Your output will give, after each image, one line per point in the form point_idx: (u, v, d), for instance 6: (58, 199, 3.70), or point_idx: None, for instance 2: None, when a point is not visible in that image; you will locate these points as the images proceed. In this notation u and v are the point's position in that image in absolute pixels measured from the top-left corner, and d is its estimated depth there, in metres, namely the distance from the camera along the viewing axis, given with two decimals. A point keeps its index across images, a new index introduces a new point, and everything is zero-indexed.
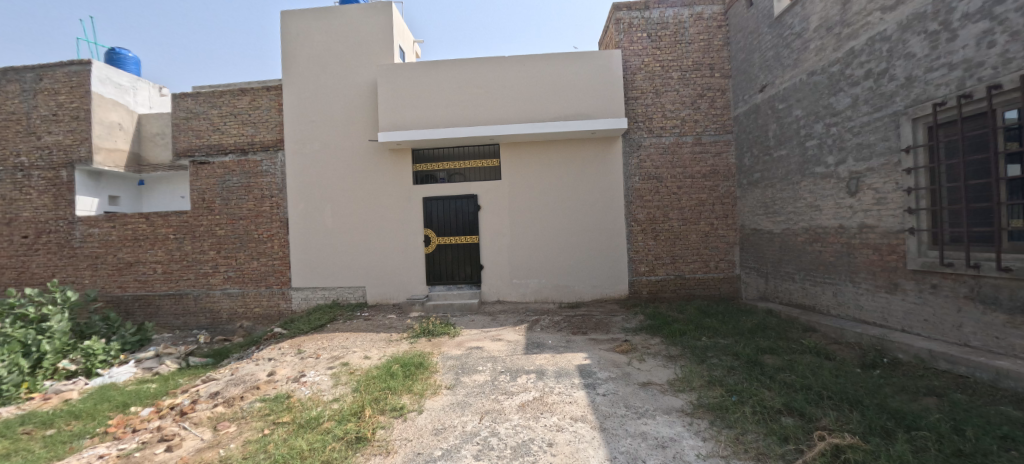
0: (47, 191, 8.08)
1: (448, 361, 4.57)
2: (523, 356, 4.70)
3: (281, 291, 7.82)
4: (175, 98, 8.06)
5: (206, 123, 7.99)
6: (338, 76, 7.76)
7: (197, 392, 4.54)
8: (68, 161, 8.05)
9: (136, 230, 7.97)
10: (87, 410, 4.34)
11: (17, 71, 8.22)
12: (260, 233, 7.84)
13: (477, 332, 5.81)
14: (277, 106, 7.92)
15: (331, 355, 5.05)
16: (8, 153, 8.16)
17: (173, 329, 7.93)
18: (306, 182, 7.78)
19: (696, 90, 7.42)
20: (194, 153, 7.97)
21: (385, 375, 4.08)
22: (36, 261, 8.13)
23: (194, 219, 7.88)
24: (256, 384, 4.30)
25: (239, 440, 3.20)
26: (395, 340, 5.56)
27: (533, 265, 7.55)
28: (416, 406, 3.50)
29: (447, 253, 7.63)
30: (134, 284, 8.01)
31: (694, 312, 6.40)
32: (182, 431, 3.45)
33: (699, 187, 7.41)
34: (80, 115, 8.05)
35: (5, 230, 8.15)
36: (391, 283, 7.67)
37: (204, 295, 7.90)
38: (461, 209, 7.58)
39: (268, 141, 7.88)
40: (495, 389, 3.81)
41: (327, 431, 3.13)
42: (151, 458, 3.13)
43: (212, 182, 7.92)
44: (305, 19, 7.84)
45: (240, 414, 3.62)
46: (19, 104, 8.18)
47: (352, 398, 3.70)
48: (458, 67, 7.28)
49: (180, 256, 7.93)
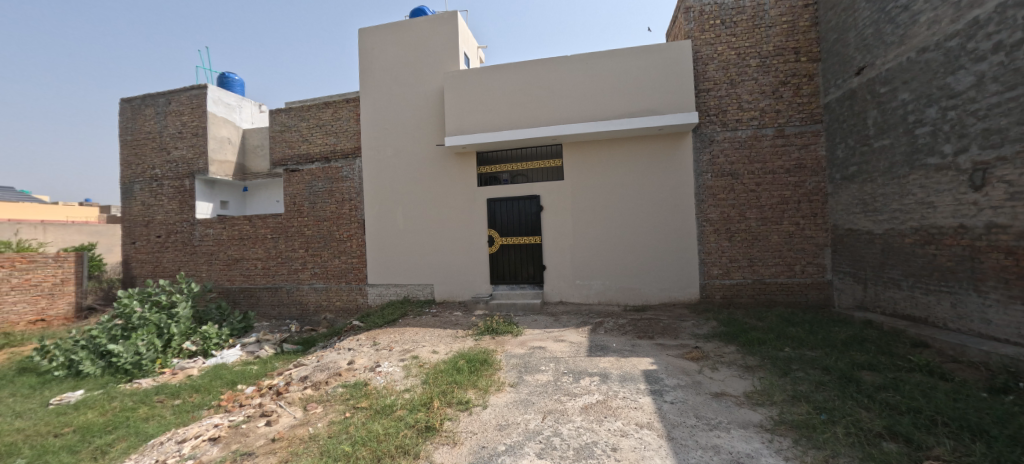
0: (174, 197, 9.52)
1: (511, 360, 4.66)
2: (586, 358, 4.64)
3: (358, 287, 8.47)
4: (272, 113, 9.07)
5: (297, 135, 8.90)
6: (409, 85, 8.23)
7: (290, 375, 5.07)
8: (190, 172, 9.41)
9: (241, 231, 9.09)
10: (205, 385, 5.06)
11: (152, 97, 9.78)
12: (341, 233, 8.56)
13: (540, 332, 5.85)
14: (355, 117, 8.60)
15: (403, 348, 5.38)
16: (147, 166, 9.73)
17: (270, 318, 8.91)
18: (381, 185, 8.35)
19: (777, 77, 6.82)
20: (287, 162, 8.92)
21: (452, 370, 4.26)
22: (166, 257, 9.59)
23: (287, 221, 8.81)
24: (338, 371, 4.71)
25: (325, 420, 3.53)
26: (461, 336, 5.79)
27: (598, 266, 7.42)
28: (481, 401, 3.62)
29: (511, 254, 7.75)
30: (240, 278, 9.14)
31: (776, 320, 5.88)
32: (279, 409, 3.89)
33: (781, 183, 6.79)
34: (199, 132, 9.40)
35: (145, 230, 9.73)
36: (457, 282, 7.96)
37: (295, 289, 8.80)
38: (524, 210, 7.67)
39: (348, 149, 8.60)
40: (557, 390, 3.81)
41: (400, 418, 3.34)
42: (255, 430, 3.56)
43: (301, 187, 8.79)
44: (379, 34, 8.42)
45: (326, 397, 4.00)
46: (154, 125, 9.73)
47: (421, 390, 3.91)
48: (521, 70, 7.38)
49: (276, 254, 8.90)
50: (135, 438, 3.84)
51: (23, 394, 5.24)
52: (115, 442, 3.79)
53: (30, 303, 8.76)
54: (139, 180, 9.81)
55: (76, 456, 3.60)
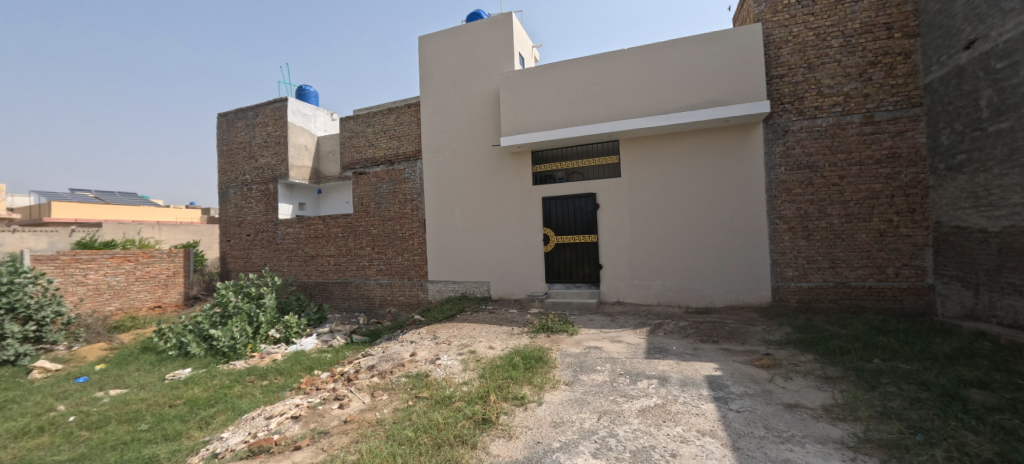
0: (261, 200, 10.60)
1: (567, 358, 4.66)
2: (644, 360, 4.51)
3: (420, 283, 8.89)
4: (342, 121, 9.79)
5: (364, 140, 9.52)
6: (466, 88, 8.48)
7: (359, 364, 5.46)
8: (274, 177, 10.43)
9: (317, 230, 9.91)
10: (287, 369, 5.60)
11: (243, 111, 10.96)
12: (404, 232, 9.03)
13: (596, 331, 5.78)
14: (416, 121, 9.02)
15: (461, 343, 5.58)
16: (239, 173, 10.92)
17: (341, 310, 9.62)
18: (440, 186, 8.69)
19: (865, 57, 6.14)
20: (356, 165, 9.56)
21: (508, 366, 4.35)
22: (254, 253, 10.71)
23: (356, 220, 9.46)
24: (402, 362, 4.99)
25: (390, 407, 3.77)
26: (517, 333, 5.88)
27: (657, 266, 7.17)
28: (536, 397, 3.66)
29: (566, 253, 7.72)
30: (316, 273, 9.96)
31: (863, 328, 5.31)
32: (350, 394, 4.23)
33: (870, 176, 6.12)
34: (281, 141, 10.39)
35: (237, 229, 10.94)
36: (513, 280, 8.08)
37: (363, 284, 9.42)
38: (580, 208, 7.60)
39: (410, 152, 9.05)
40: (613, 391, 3.75)
41: (458, 409, 3.49)
42: (329, 411, 3.89)
43: (368, 189, 9.38)
44: (438, 40, 8.77)
45: (390, 386, 4.26)
46: (245, 136, 10.90)
47: (478, 383, 4.04)
48: (577, 66, 7.31)
49: (346, 251, 9.60)
50: (231, 412, 4.37)
51: (146, 369, 6.14)
52: (215, 415, 4.34)
53: (150, 291, 10.20)
54: (232, 185, 11.03)
55: (186, 424, 4.16)
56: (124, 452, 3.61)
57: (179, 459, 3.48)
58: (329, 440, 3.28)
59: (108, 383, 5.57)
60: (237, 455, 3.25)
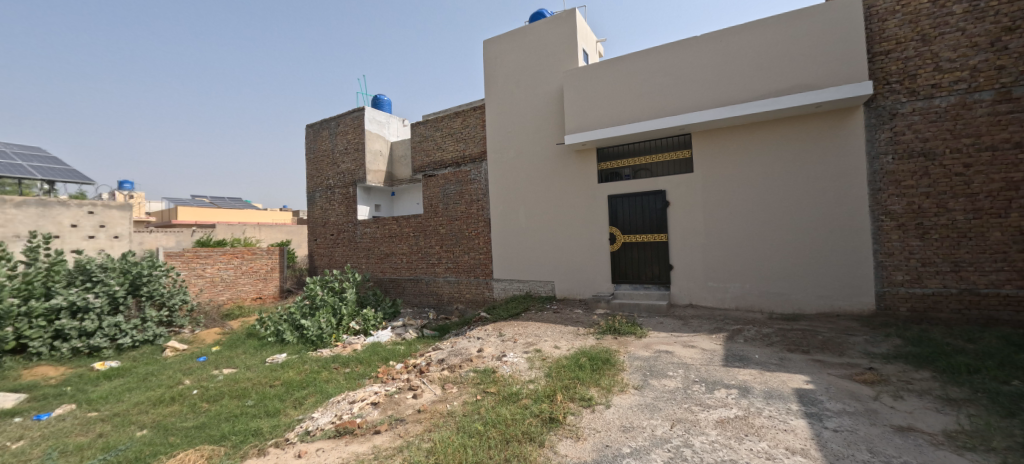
0: (343, 202, 11.54)
1: (635, 361, 4.50)
2: (721, 368, 4.22)
3: (485, 281, 9.11)
4: (413, 126, 10.32)
5: (433, 143, 9.95)
6: (530, 88, 8.52)
7: (430, 357, 5.72)
8: (353, 181, 11.29)
9: (391, 229, 10.57)
10: (366, 359, 6.05)
11: (326, 122, 12.00)
12: (470, 231, 9.31)
13: (667, 335, 5.51)
14: (481, 123, 9.25)
15: (526, 341, 5.61)
16: (324, 178, 11.98)
17: (413, 305, 10.16)
18: (504, 186, 8.83)
19: (999, 23, 5.19)
20: (425, 168, 10.02)
21: (574, 366, 4.31)
22: (337, 251, 11.69)
23: (426, 221, 9.93)
24: (470, 357, 5.14)
25: (460, 400, 3.91)
26: (583, 333, 5.79)
27: (735, 268, 6.66)
28: (604, 399, 3.58)
29: (633, 253, 7.44)
30: (390, 270, 10.61)
31: (997, 343, 4.50)
32: (422, 385, 4.45)
33: (1007, 163, 5.16)
34: (359, 148, 11.21)
35: (323, 229, 12.01)
36: (578, 280, 7.97)
37: (432, 281, 9.87)
38: (649, 205, 7.29)
39: (475, 153, 9.30)
40: (687, 398, 3.55)
41: (525, 406, 3.52)
42: (404, 400, 4.12)
43: (437, 191, 9.78)
44: (502, 43, 8.93)
45: (460, 380, 4.42)
46: (328, 144, 11.92)
47: (545, 382, 4.04)
48: (645, 59, 7.04)
49: (417, 249, 10.11)
50: (320, 395, 4.81)
51: (251, 352, 6.97)
52: (307, 397, 4.80)
53: (253, 284, 11.54)
54: (319, 189, 12.14)
55: (283, 403, 4.65)
56: (235, 423, 4.13)
57: (279, 433, 3.90)
58: (404, 427, 3.48)
59: (222, 363, 6.41)
60: (326, 433, 3.56)
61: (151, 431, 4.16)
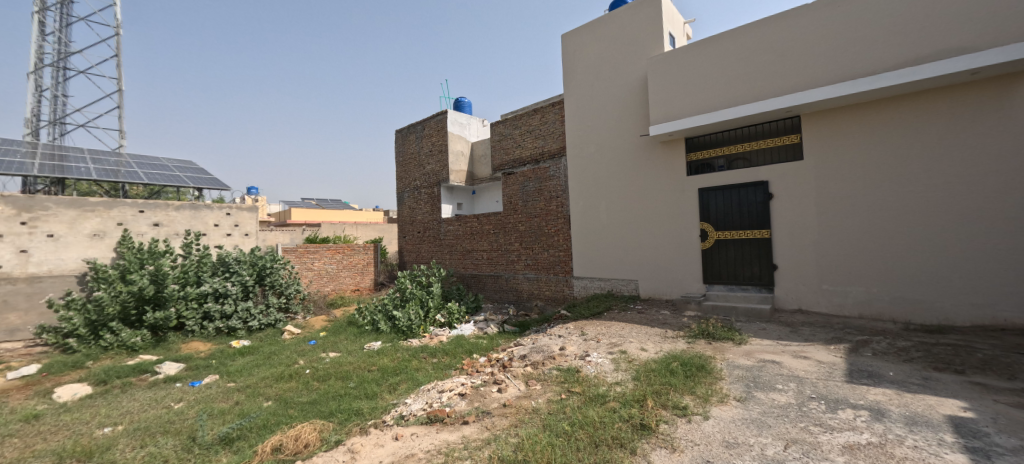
0: (428, 202, 12.21)
1: (735, 370, 4.09)
2: (844, 384, 3.66)
3: (565, 279, 9.01)
4: (493, 126, 10.55)
5: (512, 141, 10.07)
6: (611, 78, 8.22)
7: (512, 352, 5.78)
8: (438, 181, 11.88)
9: (472, 227, 10.92)
10: (451, 351, 6.32)
11: (413, 126, 12.78)
12: (549, 228, 9.26)
13: (771, 343, 4.95)
14: (560, 118, 9.14)
15: (610, 342, 5.42)
16: (412, 179, 12.78)
17: (494, 301, 10.42)
18: (585, 181, 8.62)
19: None
20: (505, 166, 10.18)
21: (664, 371, 4.05)
22: (424, 247, 12.43)
23: (505, 218, 10.09)
24: (552, 355, 5.10)
25: (544, 397, 3.88)
26: (672, 336, 5.42)
27: (857, 269, 5.76)
28: (701, 410, 3.30)
29: (728, 250, 6.80)
30: (472, 266, 10.99)
31: None
32: (507, 379, 4.50)
33: None
34: (443, 149, 11.76)
35: (411, 227, 12.83)
36: (665, 279, 7.51)
37: (512, 277, 10.01)
38: (747, 198, 6.60)
39: (554, 149, 9.23)
40: (802, 417, 3.13)
41: (613, 409, 3.38)
42: (490, 394, 4.21)
43: (516, 188, 9.87)
44: (581, 35, 8.75)
45: (543, 377, 4.40)
46: (415, 147, 12.68)
47: (633, 386, 3.83)
48: (742, 36, 6.40)
49: (497, 246, 10.32)
50: (411, 382, 5.13)
51: (351, 339, 7.68)
52: (400, 383, 5.15)
53: (352, 277, 12.72)
54: (407, 190, 12.99)
55: (380, 387, 5.03)
56: (340, 402, 4.57)
57: (377, 415, 4.23)
58: (491, 420, 3.54)
59: (329, 347, 7.14)
60: (419, 419, 3.76)
61: (274, 403, 4.76)
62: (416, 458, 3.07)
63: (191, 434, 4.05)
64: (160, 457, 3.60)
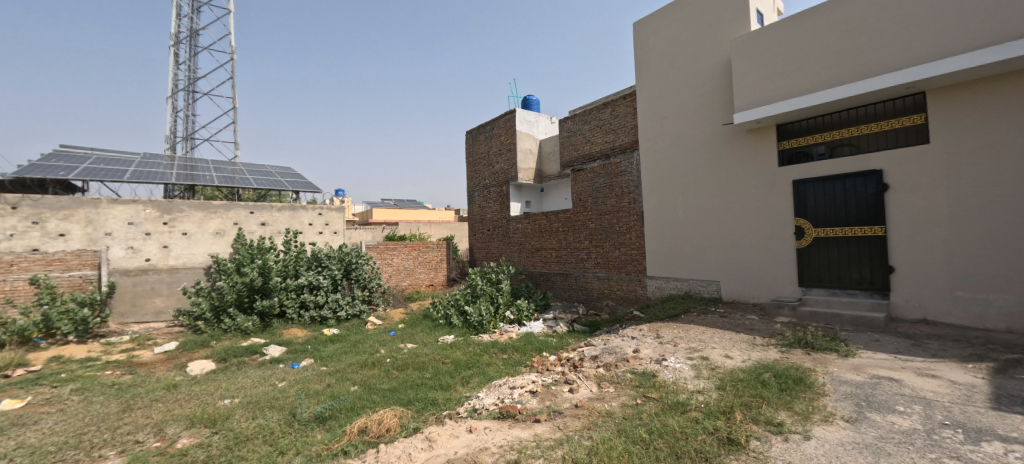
0: (498, 200, 12.42)
1: (841, 386, 3.61)
2: (989, 411, 3.05)
3: (638, 278, 8.65)
4: (561, 122, 10.41)
5: (581, 137, 9.88)
6: (689, 64, 7.70)
7: (582, 352, 5.67)
8: (506, 180, 12.04)
9: (541, 225, 10.91)
10: (521, 347, 6.36)
11: (482, 126, 13.08)
12: (621, 226, 8.94)
13: (886, 357, 4.29)
14: (632, 111, 8.77)
15: (689, 346, 5.09)
16: (482, 179, 13.10)
17: (563, 299, 10.32)
18: (660, 175, 8.17)
19: None
20: (574, 163, 10.02)
21: (754, 382, 3.69)
22: (493, 245, 12.70)
23: (574, 215, 9.93)
24: (626, 357, 4.90)
25: (618, 401, 3.74)
26: (762, 344, 4.93)
27: (1004, 274, 4.79)
28: (800, 428, 2.95)
29: (830, 249, 6.05)
30: (540, 263, 10.99)
31: None
32: (578, 380, 4.42)
33: None
34: (511, 148, 11.88)
35: (482, 225, 13.16)
36: (751, 281, 6.88)
37: (581, 275, 9.84)
38: (855, 190, 5.80)
39: (626, 144, 8.87)
40: (931, 446, 2.67)
41: (695, 420, 3.16)
42: (561, 393, 4.16)
43: (585, 185, 9.66)
44: (655, 21, 8.30)
45: (617, 379, 4.25)
46: (484, 147, 12.97)
47: (718, 396, 3.54)
48: (848, 5, 5.62)
49: (566, 244, 10.20)
50: (482, 377, 5.26)
51: (427, 331, 8.07)
52: (472, 376, 5.30)
53: (426, 273, 13.35)
54: (477, 189, 13.34)
55: (454, 379, 5.22)
56: (417, 391, 4.81)
57: (451, 406, 4.38)
58: (563, 420, 3.49)
59: (406, 338, 7.57)
60: (492, 414, 3.82)
61: (360, 388, 5.15)
62: (489, 452, 3.12)
63: (292, 410, 4.52)
64: (268, 429, 4.06)
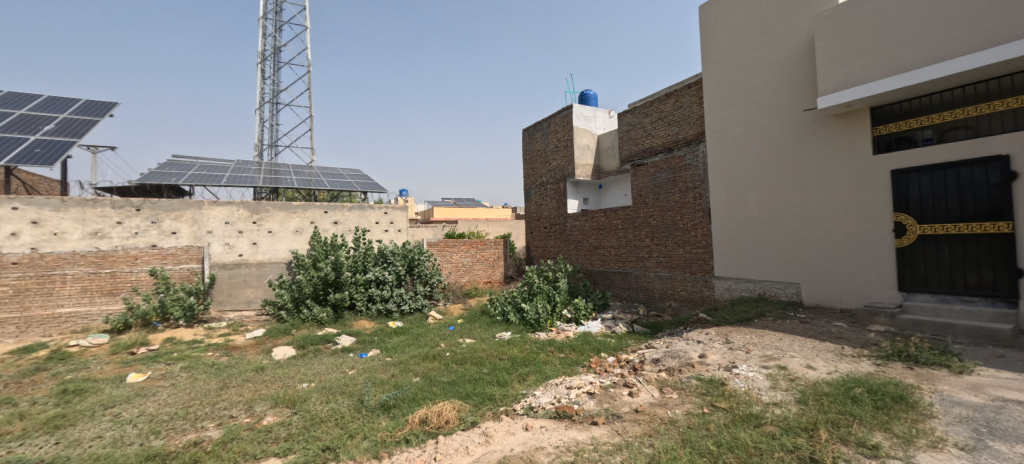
0: (555, 198, 12.31)
1: (953, 408, 3.11)
2: None
3: (704, 279, 8.14)
4: (620, 116, 10.06)
5: (642, 131, 9.49)
6: (763, 47, 7.09)
7: (643, 354, 5.43)
8: (563, 177, 11.88)
9: (599, 222, 10.65)
10: (578, 347, 6.25)
11: (539, 123, 13.02)
12: (685, 223, 8.46)
13: (1015, 377, 3.64)
14: (698, 100, 8.24)
15: (763, 353, 4.68)
16: (539, 176, 13.06)
17: (622, 299, 10.00)
18: (729, 169, 7.61)
19: None
20: (634, 158, 9.66)
21: (843, 397, 3.30)
22: (550, 242, 12.63)
23: (634, 212, 9.57)
24: (691, 362, 4.62)
25: (682, 408, 3.53)
26: (851, 355, 4.41)
27: None
28: (900, 454, 2.59)
29: (938, 249, 5.27)
30: (599, 262, 10.74)
31: None
32: (639, 383, 4.24)
33: None
34: (568, 144, 11.70)
35: (539, 223, 13.14)
36: (839, 284, 6.18)
37: (642, 275, 9.47)
38: (972, 180, 5.00)
39: (690, 136, 8.36)
40: None
41: (771, 436, 2.90)
42: (620, 396, 4.02)
43: (646, 181, 9.27)
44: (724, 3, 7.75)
45: (680, 385, 4.02)
46: (541, 144, 12.91)
47: (798, 411, 3.22)
48: None
49: (626, 242, 9.87)
50: (539, 375, 5.23)
51: (484, 327, 8.21)
52: (529, 374, 5.29)
53: (484, 270, 13.58)
54: (534, 187, 13.33)
55: (510, 376, 5.24)
56: (475, 386, 4.91)
57: (508, 402, 4.41)
58: (623, 425, 3.37)
59: (465, 333, 7.77)
60: (548, 413, 3.78)
61: (421, 379, 5.35)
62: (544, 452, 3.08)
63: (361, 397, 4.81)
64: (339, 413, 4.35)
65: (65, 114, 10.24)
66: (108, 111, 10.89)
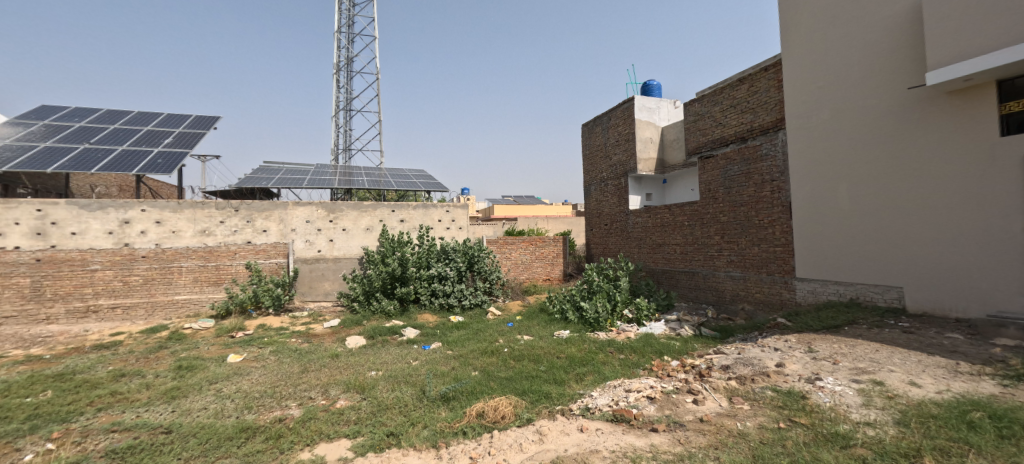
0: (616, 194, 11.94)
1: None
2: None
3: (784, 280, 7.43)
4: (687, 105, 9.48)
5: (711, 121, 8.87)
6: (857, 20, 6.28)
7: (711, 360, 5.08)
8: (625, 172, 11.47)
9: (664, 219, 10.15)
10: (639, 348, 6.01)
11: (599, 118, 12.68)
12: (761, 219, 7.77)
13: None
14: (776, 84, 7.51)
15: (854, 365, 4.17)
16: (599, 172, 12.74)
17: (688, 299, 9.46)
18: (813, 158, 6.87)
19: None
20: (702, 150, 9.07)
21: (956, 423, 2.83)
22: (611, 239, 12.28)
23: (703, 208, 8.98)
24: (766, 371, 4.23)
25: (755, 421, 3.24)
26: (968, 372, 3.77)
27: None
28: None
29: None
30: (663, 260, 10.25)
31: None
32: (705, 390, 3.97)
33: None
34: (630, 138, 11.27)
35: (599, 220, 12.83)
36: (954, 290, 5.34)
37: (711, 274, 8.88)
38: None
39: (767, 123, 7.65)
40: None
41: (861, 460, 2.58)
42: (683, 403, 3.79)
43: (716, 174, 8.65)
44: None
45: (753, 396, 3.70)
46: (601, 139, 12.57)
47: (896, 434, 2.82)
48: None
49: (693, 240, 9.30)
50: (597, 375, 5.10)
51: (543, 325, 8.18)
52: (586, 373, 5.19)
53: (544, 267, 13.56)
54: (594, 183, 13.02)
55: (567, 374, 5.17)
56: (532, 383, 4.90)
57: (564, 401, 4.35)
58: (685, 434, 3.18)
59: (523, 330, 7.81)
60: (604, 415, 3.67)
61: (479, 373, 5.46)
62: (600, 455, 3.00)
63: (423, 387, 5.03)
64: (403, 402, 4.58)
65: (180, 129, 11.85)
66: (213, 124, 12.42)
